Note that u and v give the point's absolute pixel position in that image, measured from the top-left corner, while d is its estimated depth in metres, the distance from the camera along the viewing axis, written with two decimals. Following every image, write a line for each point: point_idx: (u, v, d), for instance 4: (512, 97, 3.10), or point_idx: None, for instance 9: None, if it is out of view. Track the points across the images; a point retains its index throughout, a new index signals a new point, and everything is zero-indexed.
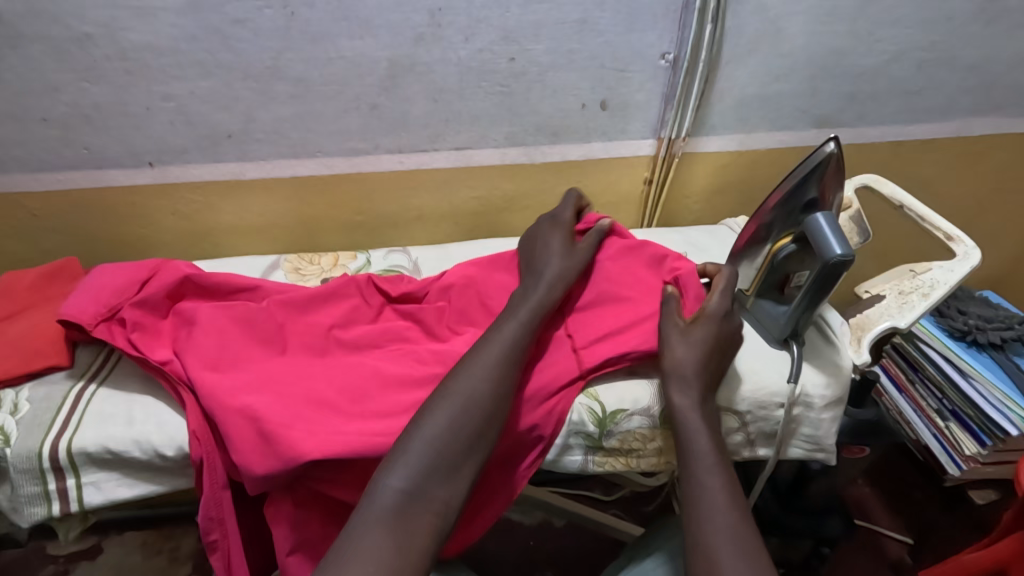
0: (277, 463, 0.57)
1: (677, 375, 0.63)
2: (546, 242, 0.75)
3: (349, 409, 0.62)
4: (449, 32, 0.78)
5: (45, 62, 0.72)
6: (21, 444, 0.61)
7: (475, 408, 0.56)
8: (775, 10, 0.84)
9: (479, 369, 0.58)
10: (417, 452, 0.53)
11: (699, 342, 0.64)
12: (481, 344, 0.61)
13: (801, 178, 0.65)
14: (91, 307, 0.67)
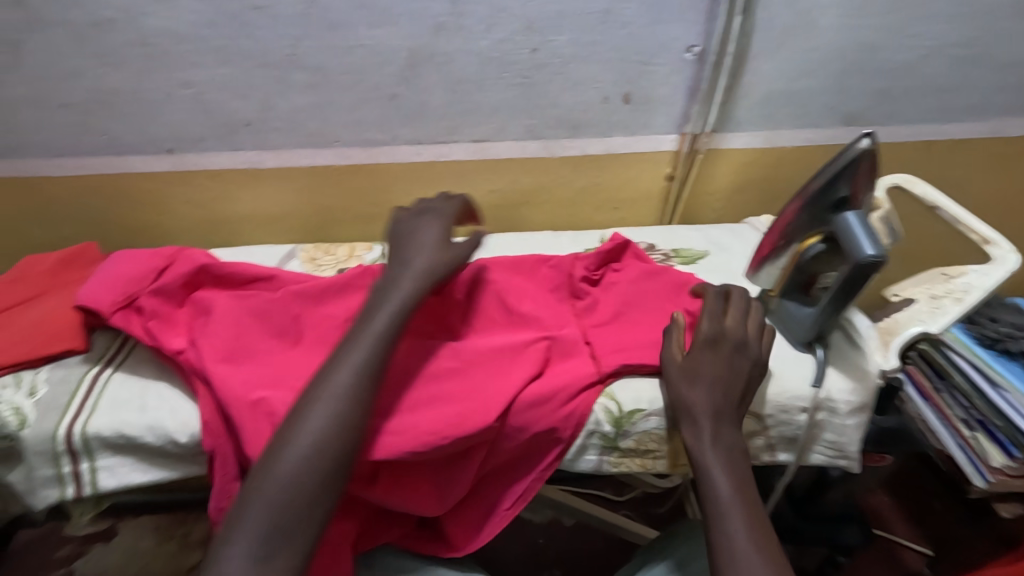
0: None
1: (691, 415, 0.61)
2: (408, 232, 0.69)
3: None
4: (470, 22, 0.77)
5: (66, 46, 0.72)
6: (38, 426, 0.61)
7: (323, 445, 0.52)
8: (806, 2, 0.81)
9: (326, 402, 0.54)
10: (259, 507, 0.50)
11: (711, 382, 0.62)
12: (328, 367, 0.56)
13: (831, 177, 0.62)
14: (109, 295, 0.68)
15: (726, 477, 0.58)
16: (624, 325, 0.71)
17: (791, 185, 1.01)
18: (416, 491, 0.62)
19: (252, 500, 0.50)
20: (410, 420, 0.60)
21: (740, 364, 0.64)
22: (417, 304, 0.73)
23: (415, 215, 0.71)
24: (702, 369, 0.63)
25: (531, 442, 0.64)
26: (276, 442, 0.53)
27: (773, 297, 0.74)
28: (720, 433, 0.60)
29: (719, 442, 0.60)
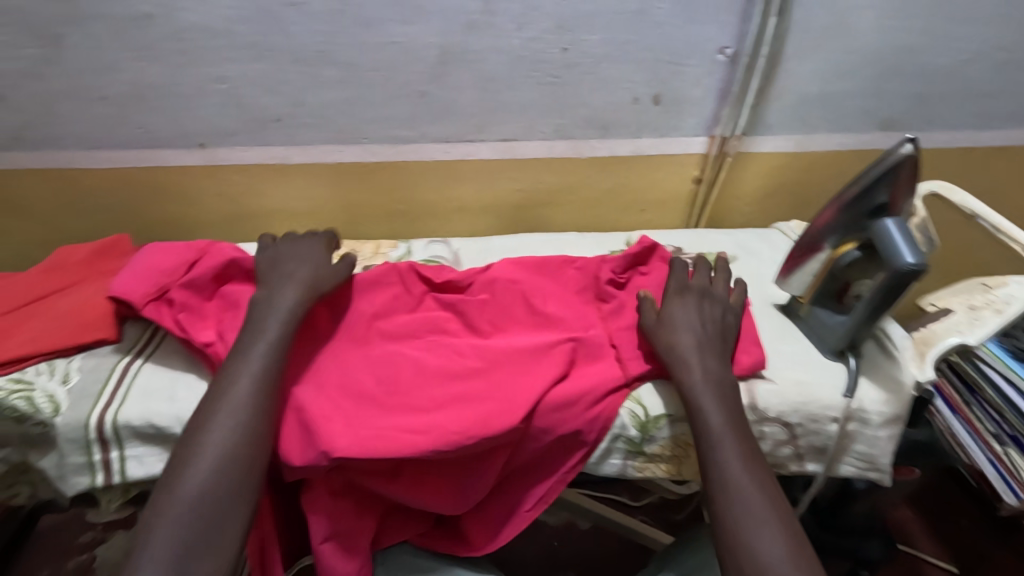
0: (313, 453, 0.57)
1: (679, 357, 0.63)
2: (287, 254, 0.71)
3: (386, 401, 0.61)
4: (502, 20, 0.76)
5: (105, 41, 0.73)
6: (71, 414, 0.63)
7: (226, 460, 0.54)
8: (844, 3, 0.79)
9: (224, 419, 0.56)
10: (169, 528, 0.50)
11: (688, 322, 0.66)
12: (219, 389, 0.58)
13: (870, 181, 0.61)
14: (141, 287, 0.69)
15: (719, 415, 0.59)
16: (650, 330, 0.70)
17: (821, 190, 0.99)
18: (439, 490, 0.62)
19: (161, 522, 0.50)
20: (435, 419, 0.59)
21: (712, 353, 0.64)
22: (442, 303, 0.73)
23: (288, 240, 0.74)
24: (676, 316, 0.66)
25: (556, 445, 0.63)
26: (178, 462, 0.54)
27: (803, 304, 0.73)
28: (705, 363, 0.63)
29: (706, 373, 0.62)
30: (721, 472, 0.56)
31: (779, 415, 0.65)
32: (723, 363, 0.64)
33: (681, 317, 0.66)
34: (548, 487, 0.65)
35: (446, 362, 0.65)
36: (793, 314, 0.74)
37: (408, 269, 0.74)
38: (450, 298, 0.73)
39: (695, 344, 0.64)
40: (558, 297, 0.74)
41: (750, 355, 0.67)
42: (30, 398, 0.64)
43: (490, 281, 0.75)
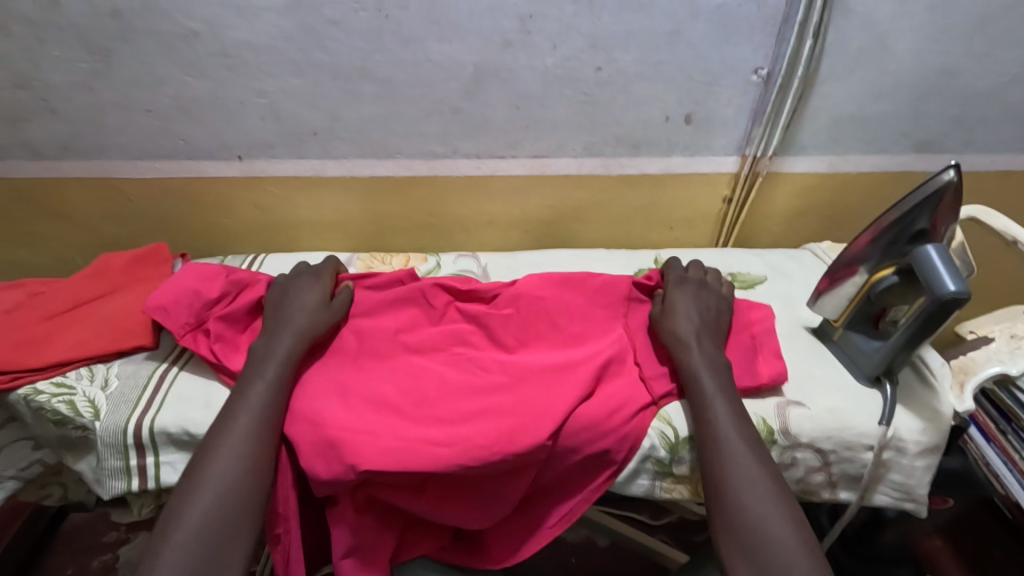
0: (338, 467, 0.57)
1: (686, 343, 0.66)
2: (286, 296, 0.72)
3: (412, 414, 0.62)
4: (538, 39, 0.77)
5: (154, 56, 0.76)
6: (109, 419, 0.64)
7: (230, 487, 0.55)
8: (881, 25, 0.79)
9: (228, 447, 0.57)
10: (173, 556, 0.51)
11: (687, 305, 0.70)
12: (223, 420, 0.59)
13: (911, 208, 0.60)
14: (177, 312, 0.71)
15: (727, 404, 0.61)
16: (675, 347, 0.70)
17: (855, 211, 0.98)
18: (465, 507, 0.62)
19: (164, 553, 0.51)
20: (461, 433, 0.59)
21: (724, 377, 0.63)
22: (467, 315, 0.73)
23: (291, 273, 0.75)
24: (678, 304, 0.70)
25: (582, 465, 0.63)
26: (185, 491, 0.55)
27: (836, 328, 0.71)
28: (703, 344, 0.66)
29: (704, 355, 0.65)
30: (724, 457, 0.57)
31: (812, 441, 0.63)
32: (728, 385, 0.63)
33: (693, 344, 0.66)
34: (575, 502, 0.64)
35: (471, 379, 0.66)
36: (827, 338, 0.73)
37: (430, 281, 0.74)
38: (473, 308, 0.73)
39: (711, 368, 0.64)
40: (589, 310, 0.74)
41: (771, 370, 0.66)
42: (71, 402, 0.66)
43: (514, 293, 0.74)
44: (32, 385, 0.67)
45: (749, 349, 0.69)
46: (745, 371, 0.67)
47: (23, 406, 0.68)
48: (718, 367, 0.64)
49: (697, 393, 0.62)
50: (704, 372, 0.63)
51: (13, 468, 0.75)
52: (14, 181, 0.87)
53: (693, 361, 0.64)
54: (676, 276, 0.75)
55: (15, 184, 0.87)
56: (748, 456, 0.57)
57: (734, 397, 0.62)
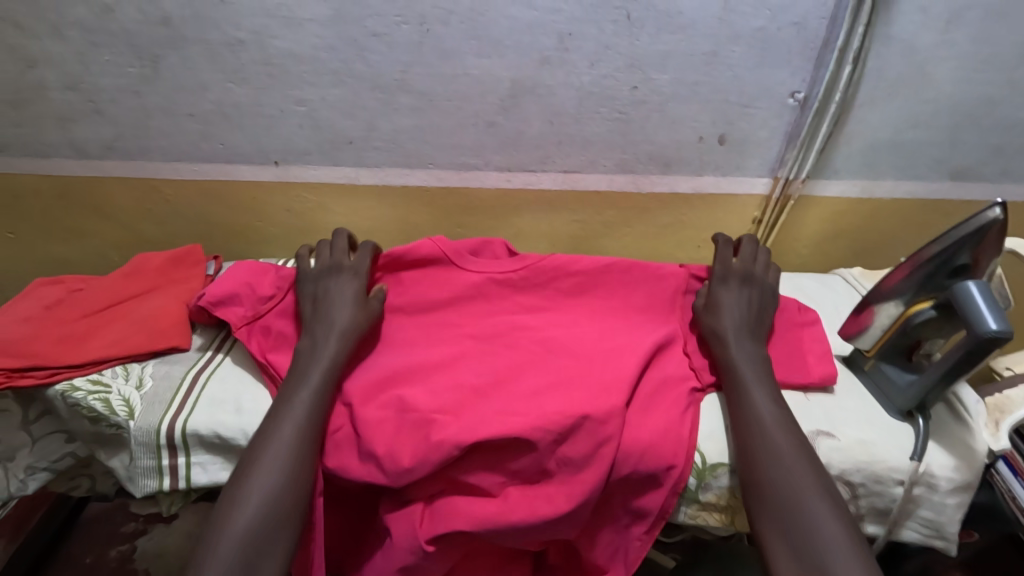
0: (423, 446, 0.60)
1: (725, 339, 0.68)
2: (323, 293, 0.73)
3: (488, 394, 0.65)
4: (576, 57, 0.77)
5: (200, 62, 0.78)
6: (143, 418, 0.65)
7: (283, 475, 0.58)
8: (924, 53, 0.78)
9: (285, 436, 0.60)
10: (230, 540, 0.54)
11: (730, 300, 0.71)
12: (269, 427, 0.61)
13: (954, 243, 0.59)
14: (236, 306, 0.74)
15: (765, 396, 0.63)
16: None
17: (887, 236, 0.97)
18: (553, 502, 0.60)
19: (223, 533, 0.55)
20: (534, 406, 0.63)
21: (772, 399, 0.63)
22: (524, 306, 0.78)
23: (320, 269, 0.75)
24: (723, 300, 0.71)
25: (646, 477, 0.62)
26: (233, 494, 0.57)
27: (868, 359, 0.70)
28: (742, 343, 0.67)
29: (746, 356, 0.67)
30: (762, 434, 0.60)
31: (842, 473, 0.63)
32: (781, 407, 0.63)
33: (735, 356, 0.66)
34: (653, 505, 0.63)
35: (537, 370, 0.68)
36: (857, 367, 0.72)
37: (486, 280, 0.78)
38: (518, 303, 0.78)
39: (761, 390, 0.63)
40: (638, 309, 0.77)
41: (822, 369, 0.69)
42: (107, 401, 0.67)
43: (571, 289, 0.79)
44: (70, 381, 0.69)
45: (793, 350, 0.71)
46: (795, 368, 0.70)
47: (60, 402, 0.69)
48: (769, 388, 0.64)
49: (748, 419, 0.62)
50: (755, 400, 0.63)
51: (46, 460, 0.76)
52: (58, 178, 0.89)
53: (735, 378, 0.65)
54: (723, 270, 0.73)
55: (58, 181, 0.89)
56: (802, 464, 0.58)
57: (788, 425, 0.61)
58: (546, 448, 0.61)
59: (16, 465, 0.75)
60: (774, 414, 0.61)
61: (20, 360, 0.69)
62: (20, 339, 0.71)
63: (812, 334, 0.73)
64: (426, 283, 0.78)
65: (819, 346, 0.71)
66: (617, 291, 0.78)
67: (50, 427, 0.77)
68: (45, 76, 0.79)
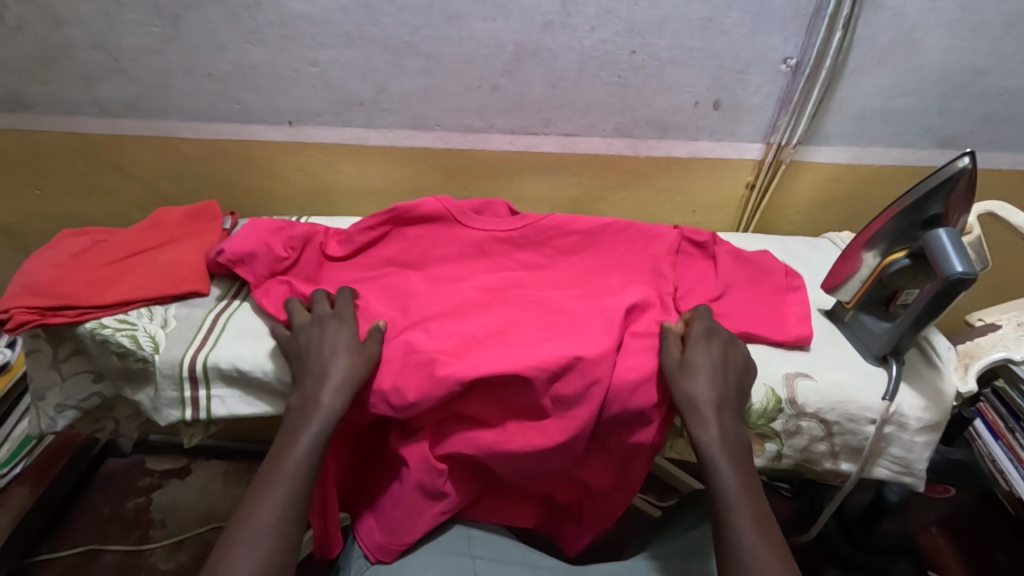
0: (426, 382, 0.63)
1: (696, 409, 0.63)
2: (314, 343, 0.68)
3: (487, 340, 0.68)
4: (577, 21, 0.81)
5: (219, 23, 0.82)
6: (168, 353, 0.70)
7: (276, 522, 0.57)
8: (912, 21, 0.81)
9: (279, 483, 0.59)
10: None
11: (708, 369, 0.64)
12: (243, 516, 0.57)
13: (927, 193, 0.63)
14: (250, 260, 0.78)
15: (734, 475, 0.60)
16: (710, 281, 0.77)
17: (876, 203, 1.00)
18: (546, 434, 0.65)
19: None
20: (532, 350, 0.66)
21: (768, 536, 0.57)
22: (524, 264, 0.81)
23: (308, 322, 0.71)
24: (700, 361, 0.65)
25: (635, 415, 0.65)
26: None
27: (848, 310, 0.75)
28: (720, 417, 0.63)
29: (722, 433, 0.62)
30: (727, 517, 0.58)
31: (817, 410, 0.67)
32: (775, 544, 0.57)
33: (725, 473, 0.60)
34: (642, 441, 0.66)
35: (534, 318, 0.71)
36: (838, 319, 0.76)
37: (489, 239, 0.81)
38: (516, 261, 0.81)
39: (743, 499, 0.59)
40: (634, 264, 0.79)
41: (799, 328, 0.72)
42: (133, 337, 0.72)
43: (568, 248, 0.81)
44: (98, 320, 0.74)
45: (776, 310, 0.75)
46: (775, 325, 0.73)
47: (89, 340, 0.74)
48: (763, 522, 0.58)
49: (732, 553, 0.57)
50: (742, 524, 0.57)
51: (73, 399, 0.82)
52: (82, 137, 0.94)
53: (724, 506, 0.59)
54: (703, 329, 0.68)
55: (81, 138, 0.94)
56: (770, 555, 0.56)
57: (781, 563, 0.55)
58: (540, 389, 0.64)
59: (47, 403, 0.81)
60: (751, 525, 0.57)
61: (53, 301, 0.74)
62: (52, 281, 0.76)
63: (797, 299, 0.76)
64: (430, 241, 0.81)
65: (801, 308, 0.75)
66: (614, 245, 0.81)
67: (77, 366, 0.81)
68: (72, 34, 0.83)
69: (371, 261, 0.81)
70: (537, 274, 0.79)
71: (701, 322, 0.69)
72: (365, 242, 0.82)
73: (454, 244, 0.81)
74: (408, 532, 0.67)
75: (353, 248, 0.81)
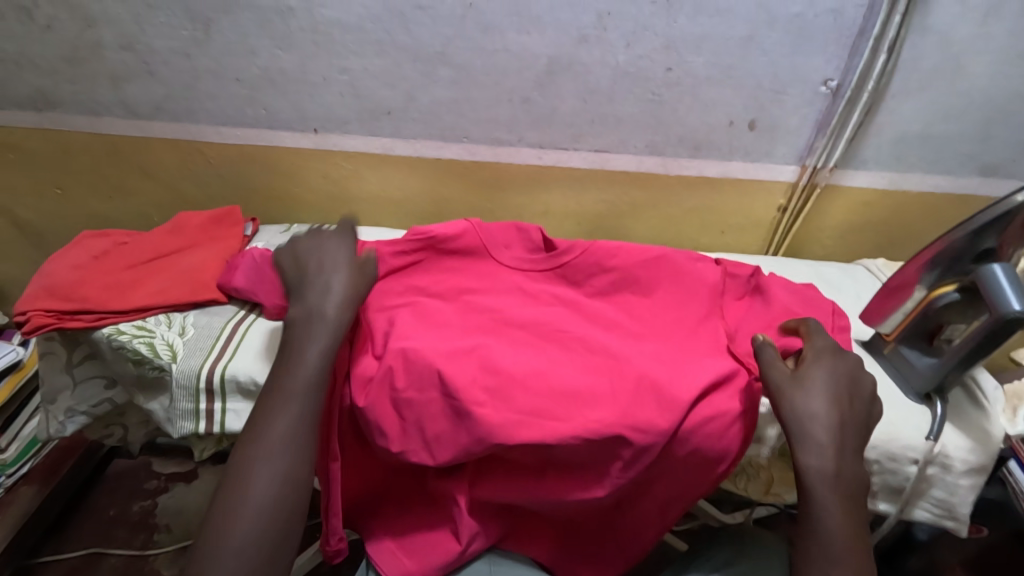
0: (469, 437, 0.60)
1: (807, 425, 0.58)
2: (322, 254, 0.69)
3: (525, 383, 0.63)
4: (613, 36, 0.79)
5: (250, 28, 0.81)
6: (185, 363, 0.69)
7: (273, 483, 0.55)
8: (958, 45, 0.79)
9: (274, 443, 0.57)
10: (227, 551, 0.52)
11: (824, 387, 0.60)
12: (235, 496, 0.54)
13: (980, 227, 0.60)
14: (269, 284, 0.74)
15: (838, 516, 0.55)
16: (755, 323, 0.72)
17: (910, 229, 0.97)
18: (587, 488, 0.63)
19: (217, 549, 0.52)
20: (576, 410, 0.62)
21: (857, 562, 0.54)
22: (559, 297, 0.75)
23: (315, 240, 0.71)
24: (818, 378, 0.61)
25: (709, 456, 0.63)
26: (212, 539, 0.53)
27: (889, 342, 0.72)
28: (834, 437, 0.58)
29: (830, 457, 0.57)
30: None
31: (859, 449, 0.64)
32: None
33: (830, 513, 0.55)
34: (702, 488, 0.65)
35: (576, 366, 0.66)
36: (876, 351, 0.73)
37: (524, 278, 0.77)
38: (552, 294, 0.75)
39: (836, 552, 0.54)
40: (674, 300, 0.73)
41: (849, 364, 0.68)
42: (151, 345, 0.70)
43: (608, 282, 0.76)
44: (115, 326, 0.72)
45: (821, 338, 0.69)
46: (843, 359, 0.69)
47: (105, 345, 0.73)
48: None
49: None
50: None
51: (85, 404, 0.80)
52: (106, 137, 0.93)
53: (824, 544, 0.55)
54: (824, 346, 0.64)
55: (106, 138, 0.93)
56: None
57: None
58: (586, 454, 0.62)
59: (57, 407, 0.79)
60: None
61: (70, 304, 0.73)
62: (70, 284, 0.75)
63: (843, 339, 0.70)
64: (461, 274, 0.77)
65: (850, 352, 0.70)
66: (657, 284, 0.74)
67: (91, 370, 0.80)
68: (102, 35, 0.83)
69: (401, 288, 0.75)
70: (574, 310, 0.74)
71: (823, 342, 0.64)
72: (397, 266, 0.76)
73: (481, 273, 0.77)
74: (433, 564, 0.65)
75: (384, 270, 0.75)
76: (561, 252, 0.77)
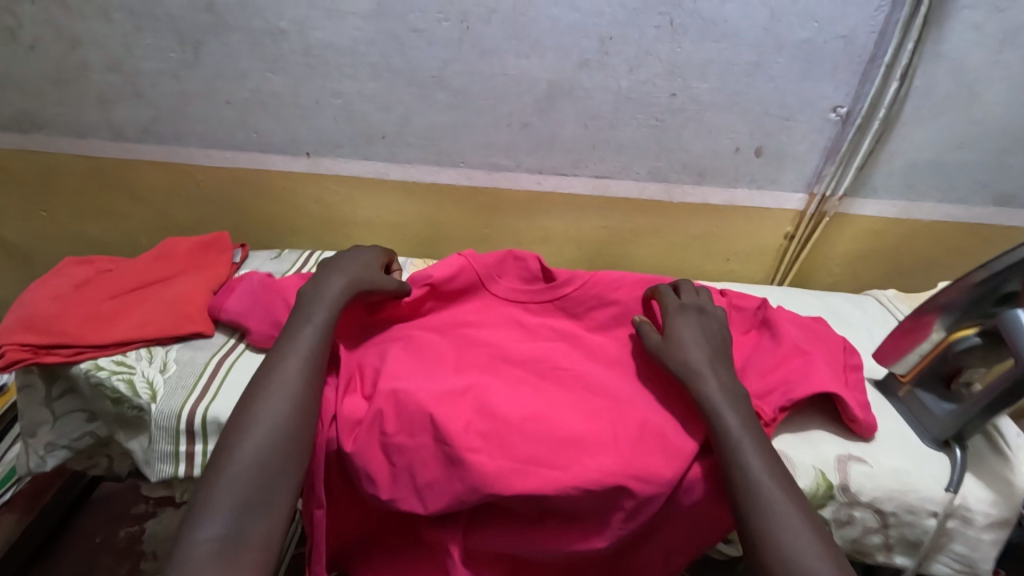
0: (460, 486, 0.56)
1: (694, 372, 0.60)
2: (343, 263, 0.70)
3: (521, 426, 0.60)
4: (616, 61, 0.76)
5: (241, 50, 0.78)
6: (165, 402, 0.65)
7: (259, 462, 0.51)
8: (973, 73, 0.76)
9: (262, 424, 0.53)
10: (209, 521, 0.48)
11: (693, 336, 0.63)
12: (224, 451, 0.52)
13: (1004, 269, 0.57)
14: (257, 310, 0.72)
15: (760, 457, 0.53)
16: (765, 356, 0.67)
17: (920, 258, 0.95)
18: (587, 538, 0.59)
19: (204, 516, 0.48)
20: (575, 457, 0.58)
21: (800, 505, 0.51)
22: (561, 333, 0.73)
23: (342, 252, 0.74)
24: (683, 332, 0.64)
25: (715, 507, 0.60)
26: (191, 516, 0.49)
27: (904, 384, 0.68)
28: (717, 371, 0.60)
29: (720, 383, 0.59)
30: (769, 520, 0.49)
31: (875, 501, 0.61)
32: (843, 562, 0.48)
33: (747, 448, 0.53)
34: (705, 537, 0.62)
35: (575, 408, 0.63)
36: (891, 393, 0.70)
37: (521, 313, 0.74)
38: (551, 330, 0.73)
39: (777, 484, 0.51)
40: None
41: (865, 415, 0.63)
42: (130, 381, 0.67)
43: (609, 317, 0.73)
44: (95, 361, 0.69)
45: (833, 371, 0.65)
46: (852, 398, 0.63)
47: (84, 381, 0.70)
48: None
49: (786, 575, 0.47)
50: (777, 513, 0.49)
51: (65, 438, 0.76)
52: (92, 159, 0.90)
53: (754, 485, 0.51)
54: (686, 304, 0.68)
55: (92, 160, 0.90)
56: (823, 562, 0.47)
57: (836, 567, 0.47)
58: (586, 503, 0.58)
59: (37, 441, 0.76)
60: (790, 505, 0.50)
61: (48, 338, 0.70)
62: (48, 315, 0.72)
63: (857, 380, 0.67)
64: (457, 309, 0.74)
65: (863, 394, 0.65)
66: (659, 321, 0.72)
67: (71, 404, 0.76)
68: (88, 56, 0.80)
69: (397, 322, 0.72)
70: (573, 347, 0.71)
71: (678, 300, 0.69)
72: None
73: (478, 308, 0.74)
74: None
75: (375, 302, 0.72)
76: (560, 283, 0.74)
